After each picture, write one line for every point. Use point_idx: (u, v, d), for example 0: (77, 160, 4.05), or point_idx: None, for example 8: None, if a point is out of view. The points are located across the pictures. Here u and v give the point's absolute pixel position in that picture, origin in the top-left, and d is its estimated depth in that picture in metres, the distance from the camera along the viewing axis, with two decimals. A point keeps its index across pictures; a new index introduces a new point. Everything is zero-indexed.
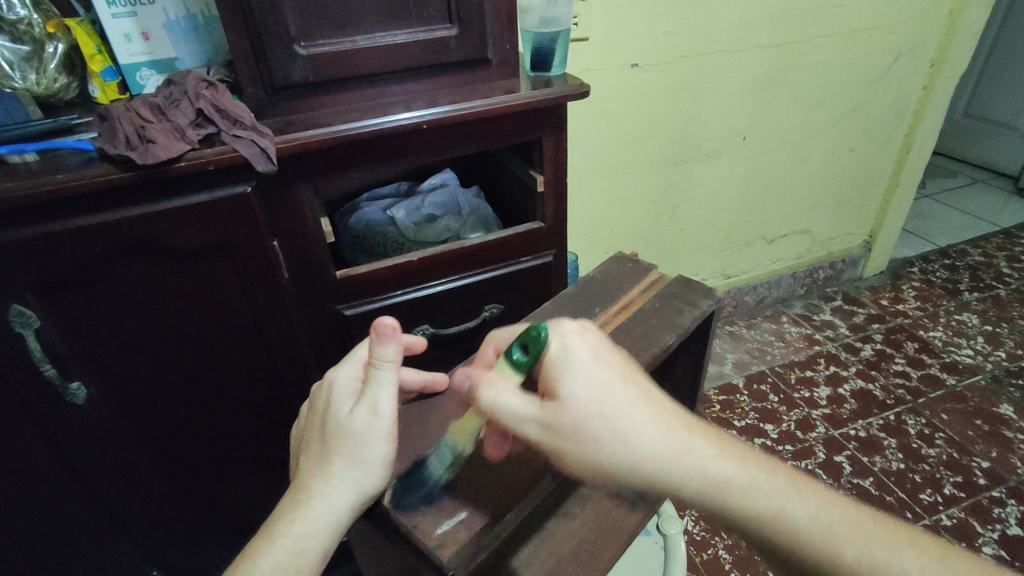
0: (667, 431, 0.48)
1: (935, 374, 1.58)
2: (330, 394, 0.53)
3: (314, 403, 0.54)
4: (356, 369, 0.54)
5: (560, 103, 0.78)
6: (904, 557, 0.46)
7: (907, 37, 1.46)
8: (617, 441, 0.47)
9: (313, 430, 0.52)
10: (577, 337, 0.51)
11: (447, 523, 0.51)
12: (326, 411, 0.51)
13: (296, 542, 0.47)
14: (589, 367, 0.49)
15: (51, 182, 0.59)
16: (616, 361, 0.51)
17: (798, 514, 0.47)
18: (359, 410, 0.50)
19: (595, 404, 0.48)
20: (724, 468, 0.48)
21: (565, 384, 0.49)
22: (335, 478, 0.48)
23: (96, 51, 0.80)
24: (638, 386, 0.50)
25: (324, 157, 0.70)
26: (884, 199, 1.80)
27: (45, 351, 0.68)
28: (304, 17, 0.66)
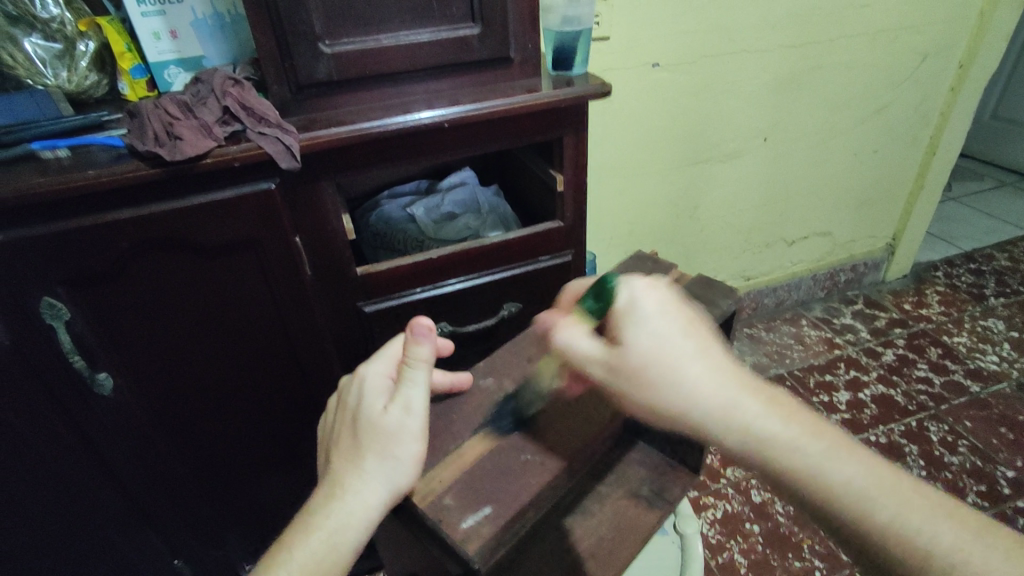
0: (723, 387, 0.49)
1: (959, 381, 1.54)
2: (363, 390, 0.53)
3: (343, 399, 0.55)
4: (387, 367, 0.55)
5: (581, 103, 0.78)
6: (960, 535, 0.44)
7: (935, 36, 1.43)
8: (671, 389, 0.49)
9: (342, 427, 0.53)
10: (644, 289, 0.53)
11: (472, 518, 0.51)
12: (358, 406, 0.52)
13: (329, 535, 0.48)
14: (652, 316, 0.51)
15: (82, 177, 0.60)
16: (682, 313, 0.52)
17: (860, 489, 0.46)
18: (394, 406, 0.51)
19: (653, 351, 0.50)
20: (779, 430, 0.48)
21: (627, 331, 0.51)
22: (367, 473, 0.49)
23: (125, 49, 0.82)
24: (700, 340, 0.51)
25: (347, 154, 0.71)
26: (908, 202, 1.77)
27: (74, 342, 0.70)
28: (329, 16, 0.67)
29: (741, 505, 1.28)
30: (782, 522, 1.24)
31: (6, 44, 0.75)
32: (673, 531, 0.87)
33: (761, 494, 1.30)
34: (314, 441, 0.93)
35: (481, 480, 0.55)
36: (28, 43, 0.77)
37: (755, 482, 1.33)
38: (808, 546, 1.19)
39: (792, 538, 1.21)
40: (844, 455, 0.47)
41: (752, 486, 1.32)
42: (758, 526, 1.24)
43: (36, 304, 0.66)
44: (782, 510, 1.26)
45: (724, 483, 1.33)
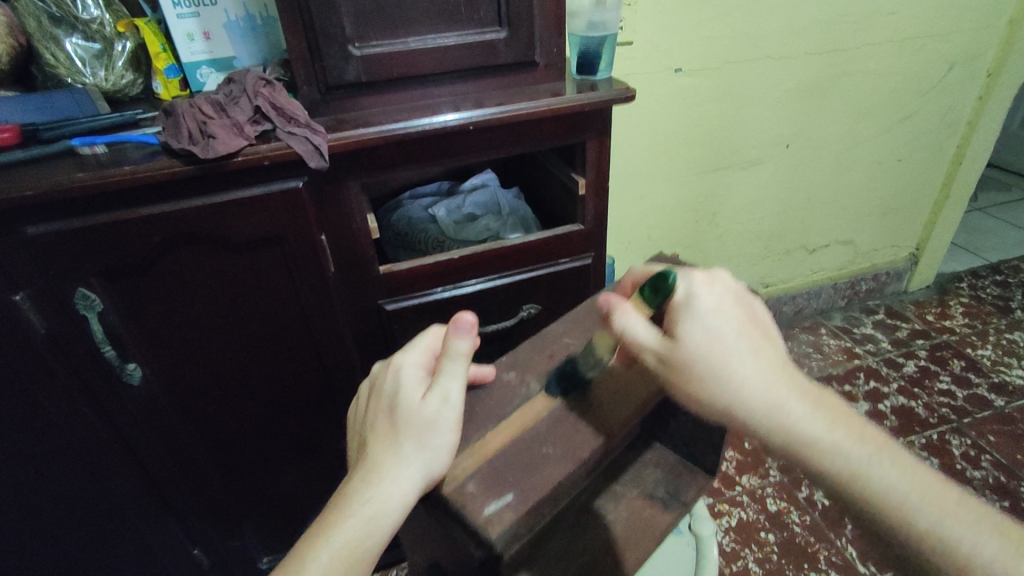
0: (761, 376, 0.52)
1: (983, 395, 1.52)
2: (399, 379, 0.55)
3: (378, 386, 0.56)
4: (422, 358, 0.57)
5: (605, 107, 0.79)
6: (996, 549, 0.45)
7: (963, 45, 1.41)
8: (714, 376, 0.52)
9: (378, 414, 0.54)
10: (706, 285, 0.55)
11: (494, 503, 0.50)
12: (396, 394, 0.53)
13: (362, 523, 0.48)
14: (707, 311, 0.53)
15: (118, 173, 0.62)
16: (737, 312, 0.55)
17: (884, 480, 0.48)
18: (432, 395, 0.53)
19: (701, 337, 0.52)
20: (808, 420, 0.50)
21: (683, 326, 0.53)
22: (406, 459, 0.50)
23: (160, 50, 0.84)
24: (747, 337, 0.53)
25: (374, 154, 0.72)
26: (932, 212, 1.74)
27: (106, 333, 0.72)
28: (360, 20, 0.68)
29: (757, 514, 1.27)
30: (798, 532, 1.23)
31: (50, 44, 0.78)
32: (690, 530, 0.87)
33: (777, 503, 1.29)
34: (332, 436, 0.95)
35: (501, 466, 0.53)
36: (69, 43, 0.80)
37: (770, 491, 1.32)
38: (824, 557, 1.18)
39: (808, 549, 1.19)
40: (879, 455, 0.49)
41: (768, 494, 1.31)
42: (774, 535, 1.23)
43: (71, 295, 0.68)
44: (798, 519, 1.25)
45: (739, 491, 1.32)
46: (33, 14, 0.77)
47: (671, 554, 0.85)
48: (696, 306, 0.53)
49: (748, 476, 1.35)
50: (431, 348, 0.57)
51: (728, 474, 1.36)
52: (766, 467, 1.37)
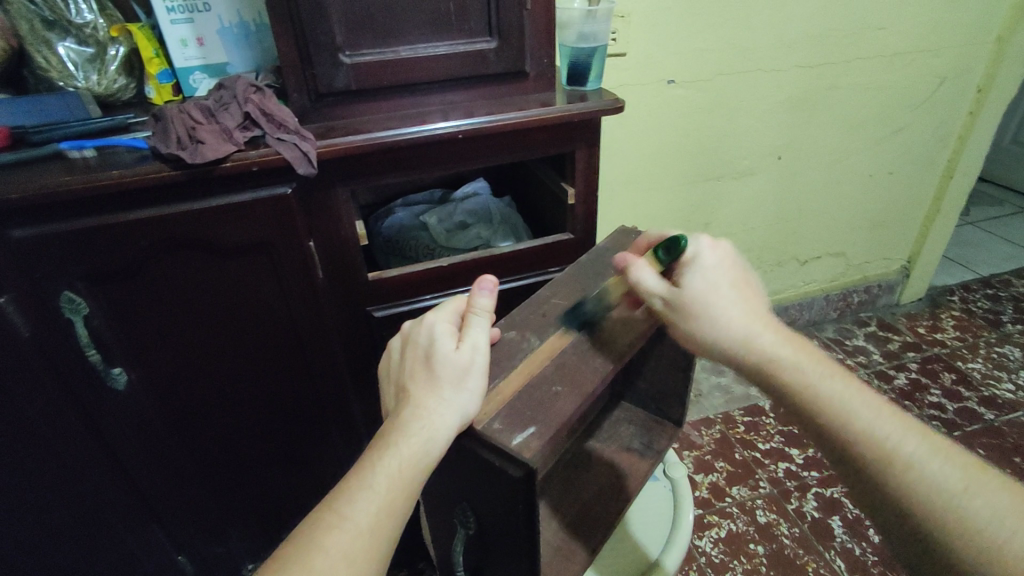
0: (753, 319, 0.59)
1: (972, 408, 1.52)
2: (431, 332, 0.56)
3: (410, 341, 0.56)
4: (450, 315, 0.58)
5: (594, 117, 0.79)
6: (925, 450, 0.48)
7: (953, 61, 1.42)
8: (711, 318, 0.59)
9: (413, 364, 0.55)
10: (711, 247, 0.63)
11: (519, 437, 0.50)
12: (431, 344, 0.54)
13: (405, 462, 0.48)
14: (708, 267, 0.61)
15: (107, 177, 0.62)
16: (735, 271, 0.62)
17: (830, 391, 0.53)
18: (466, 343, 0.54)
19: (700, 284, 0.60)
20: (799, 360, 0.56)
21: (684, 278, 0.61)
22: (447, 399, 0.51)
23: (153, 55, 0.84)
24: (740, 291, 0.61)
25: (362, 162, 0.73)
26: (923, 225, 1.75)
27: (91, 337, 0.72)
28: (350, 28, 0.69)
29: (746, 525, 1.27)
30: (787, 544, 1.22)
31: (41, 48, 0.79)
32: (664, 478, 0.89)
33: (767, 515, 1.28)
34: (319, 443, 0.94)
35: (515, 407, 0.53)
36: (61, 46, 0.80)
37: (760, 503, 1.31)
38: (813, 569, 1.18)
39: (796, 561, 1.19)
40: (832, 374, 0.55)
41: (758, 506, 1.31)
42: (762, 547, 1.22)
43: (57, 298, 0.68)
44: (787, 531, 1.25)
45: (729, 502, 1.32)
46: (26, 18, 0.77)
47: (650, 501, 0.85)
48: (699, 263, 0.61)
49: (738, 488, 1.35)
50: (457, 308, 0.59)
51: (718, 485, 1.36)
52: (756, 479, 1.37)
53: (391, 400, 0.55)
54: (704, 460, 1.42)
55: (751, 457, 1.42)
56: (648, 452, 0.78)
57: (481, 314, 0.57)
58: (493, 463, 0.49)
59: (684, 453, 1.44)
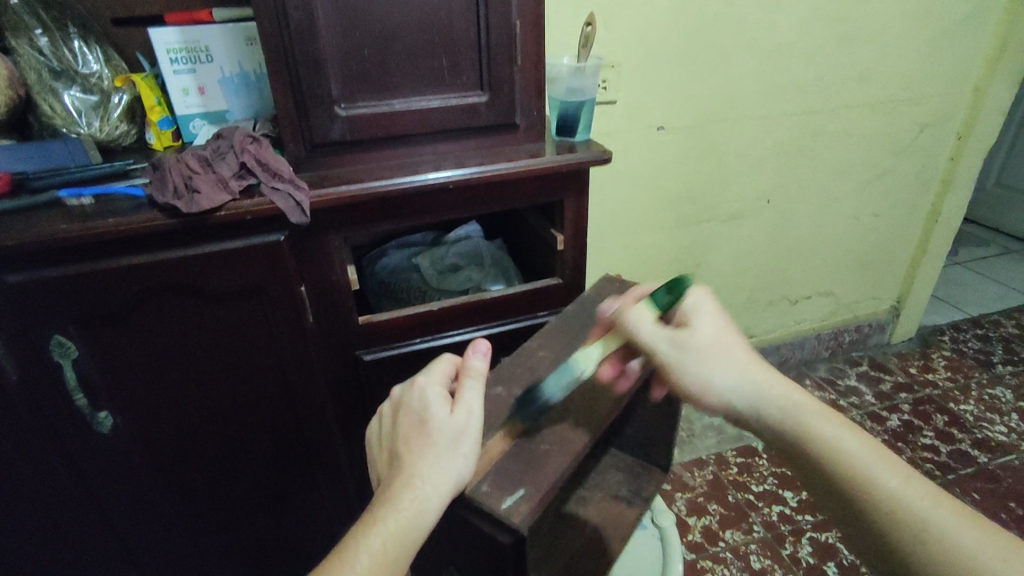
0: (746, 365, 0.56)
1: (966, 451, 1.52)
2: (424, 396, 0.54)
3: (402, 406, 0.54)
4: (442, 377, 0.57)
5: (582, 168, 0.81)
6: (930, 501, 0.46)
7: (933, 109, 1.47)
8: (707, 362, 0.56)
9: (405, 427, 0.53)
10: (704, 295, 0.62)
11: (510, 500, 0.52)
12: (426, 411, 0.52)
13: (394, 536, 0.47)
14: (705, 313, 0.59)
15: (102, 225, 0.64)
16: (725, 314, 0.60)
17: (841, 443, 0.50)
18: (463, 408, 0.53)
19: (701, 322, 0.58)
20: (797, 405, 0.52)
21: (685, 320, 0.59)
22: (443, 466, 0.50)
23: (155, 103, 0.87)
24: (734, 334, 0.58)
25: (355, 210, 0.74)
26: (911, 266, 1.78)
27: (79, 380, 0.72)
28: (346, 83, 0.72)
29: (740, 571, 1.25)
30: None
31: (48, 96, 0.82)
32: (652, 526, 0.82)
33: (761, 561, 1.26)
34: (306, 488, 0.93)
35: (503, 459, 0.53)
36: (66, 95, 0.82)
37: (754, 548, 1.29)
38: None
39: None
40: (837, 424, 0.51)
41: (751, 551, 1.29)
42: None
43: (47, 342, 0.68)
44: None
45: (721, 547, 1.30)
46: (35, 68, 0.81)
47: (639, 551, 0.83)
48: (703, 300, 0.60)
49: (732, 532, 1.33)
50: (449, 369, 0.58)
51: (711, 529, 1.34)
52: (749, 523, 1.35)
53: (381, 466, 0.53)
54: (697, 502, 1.41)
55: (744, 499, 1.41)
56: (637, 499, 0.79)
57: (476, 376, 0.55)
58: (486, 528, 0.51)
59: (677, 495, 1.43)
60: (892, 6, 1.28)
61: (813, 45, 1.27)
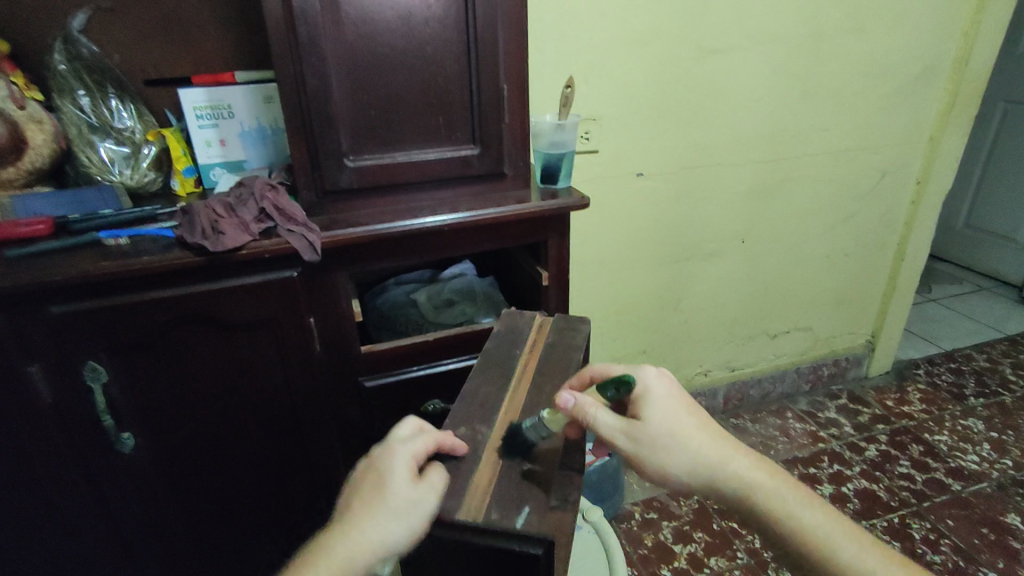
0: (712, 449, 0.62)
1: (940, 479, 1.58)
2: (395, 458, 0.55)
3: (375, 464, 0.56)
4: (422, 443, 0.56)
5: (564, 211, 0.91)
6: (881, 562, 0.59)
7: (891, 157, 1.59)
8: (682, 453, 0.61)
9: (372, 480, 0.55)
10: (655, 376, 0.65)
11: (520, 518, 0.51)
12: (388, 476, 0.53)
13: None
14: (666, 404, 0.63)
15: (137, 262, 0.72)
16: (683, 396, 0.65)
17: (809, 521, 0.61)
18: (422, 486, 0.53)
19: (661, 411, 0.62)
20: (772, 487, 0.61)
21: (646, 415, 0.62)
22: (378, 532, 0.51)
23: (182, 154, 0.97)
24: (695, 422, 0.63)
25: (361, 249, 0.83)
26: (883, 303, 1.87)
27: (107, 404, 0.79)
28: (354, 138, 0.82)
29: None
30: None
31: (86, 148, 0.92)
32: (586, 524, 0.93)
33: None
34: (307, 510, 0.98)
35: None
36: (102, 147, 0.93)
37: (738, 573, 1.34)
38: None
39: None
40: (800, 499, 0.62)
41: None
42: None
43: (81, 367, 0.76)
44: None
45: (707, 572, 1.35)
46: (75, 124, 0.91)
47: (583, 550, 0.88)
48: (656, 387, 0.64)
49: (717, 558, 1.38)
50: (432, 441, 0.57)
51: (697, 556, 1.39)
52: (733, 549, 1.40)
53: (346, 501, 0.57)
54: (683, 530, 1.46)
55: (728, 527, 1.46)
56: None
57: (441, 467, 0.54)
58: (513, 549, 0.48)
59: (663, 523, 1.48)
60: (847, 66, 1.41)
61: (777, 100, 1.40)
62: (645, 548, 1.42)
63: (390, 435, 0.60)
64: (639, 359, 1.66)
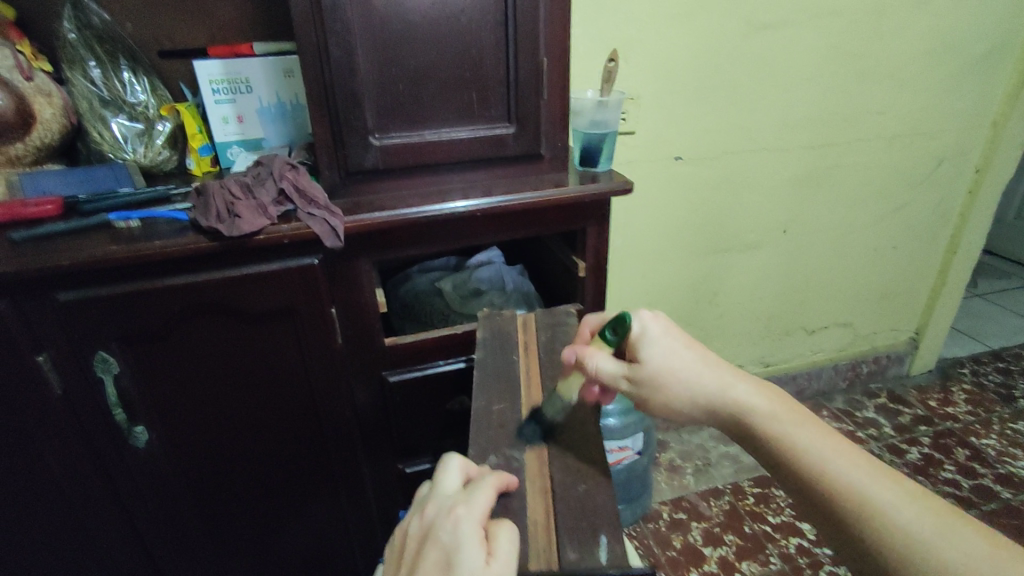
0: (713, 379, 0.59)
1: (988, 486, 1.49)
2: (457, 525, 0.44)
3: (430, 532, 0.44)
4: (483, 503, 0.46)
5: (605, 197, 0.84)
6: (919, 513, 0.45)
7: (949, 142, 1.48)
8: (679, 384, 0.59)
9: (428, 555, 0.43)
10: (653, 319, 0.63)
11: (603, 551, 0.47)
12: (453, 550, 0.42)
13: None
14: (661, 342, 0.60)
15: (148, 247, 0.67)
16: (685, 337, 0.62)
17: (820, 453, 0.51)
18: (497, 560, 0.42)
19: (656, 344, 0.60)
20: (775, 413, 0.55)
21: (642, 356, 0.60)
22: None
23: (197, 131, 0.91)
24: (697, 357, 0.60)
25: (386, 235, 0.77)
26: (930, 297, 1.77)
27: (119, 397, 0.75)
28: (381, 115, 0.75)
29: None
30: None
31: (97, 124, 0.87)
32: None
33: None
34: (326, 509, 0.94)
35: (524, 480, 0.54)
36: (114, 122, 0.87)
37: None
38: None
39: None
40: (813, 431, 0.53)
41: None
42: None
43: (91, 358, 0.71)
44: None
45: None
46: (86, 98, 0.86)
47: None
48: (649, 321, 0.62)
49: (750, 563, 1.31)
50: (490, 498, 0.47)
51: (729, 560, 1.32)
52: (767, 554, 1.32)
53: None
54: (713, 532, 1.39)
55: (761, 531, 1.39)
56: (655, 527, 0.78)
57: (512, 530, 0.44)
58: None
59: (692, 524, 1.42)
60: (908, 42, 1.31)
61: (829, 80, 1.30)
62: (673, 550, 1.35)
63: (436, 490, 0.48)
64: None
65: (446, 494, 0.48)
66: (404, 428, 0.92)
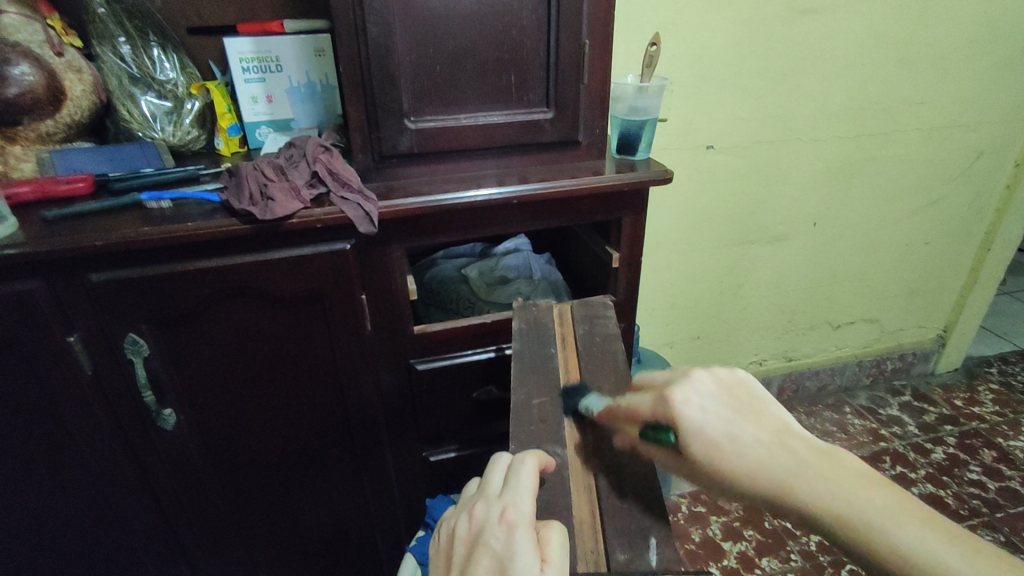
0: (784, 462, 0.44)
1: (1015, 488, 1.46)
2: (509, 532, 0.43)
3: (481, 537, 0.43)
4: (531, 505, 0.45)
5: (643, 186, 0.81)
6: None
7: (990, 135, 1.43)
8: (739, 471, 0.44)
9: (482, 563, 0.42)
10: (686, 399, 0.48)
11: (653, 553, 0.47)
12: (508, 560, 0.41)
13: None
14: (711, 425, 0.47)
15: (182, 229, 0.65)
16: (730, 406, 0.48)
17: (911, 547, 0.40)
18: (552, 567, 0.41)
19: (703, 425, 0.47)
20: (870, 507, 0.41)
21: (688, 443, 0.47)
22: None
23: (226, 110, 0.90)
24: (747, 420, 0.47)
25: (418, 222, 0.76)
26: (960, 295, 1.73)
27: (148, 378, 0.74)
28: (417, 98, 0.73)
29: None
30: None
31: (127, 102, 0.85)
32: None
33: None
34: (349, 495, 0.93)
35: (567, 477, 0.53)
36: (143, 100, 0.86)
37: None
38: None
39: None
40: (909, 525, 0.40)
41: None
42: None
43: (122, 339, 0.71)
44: None
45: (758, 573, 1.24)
46: (116, 75, 0.84)
47: None
48: (686, 396, 0.48)
49: (770, 559, 1.26)
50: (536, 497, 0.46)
51: (747, 555, 1.28)
52: (787, 550, 1.28)
53: None
54: (733, 527, 1.35)
55: (782, 527, 1.34)
56: None
57: (561, 532, 0.44)
58: None
59: (711, 518, 1.38)
60: (955, 29, 1.26)
61: (869, 68, 1.25)
62: (692, 543, 1.31)
63: (483, 490, 0.48)
64: (691, 345, 1.57)
65: (492, 495, 0.47)
66: (431, 417, 0.91)
